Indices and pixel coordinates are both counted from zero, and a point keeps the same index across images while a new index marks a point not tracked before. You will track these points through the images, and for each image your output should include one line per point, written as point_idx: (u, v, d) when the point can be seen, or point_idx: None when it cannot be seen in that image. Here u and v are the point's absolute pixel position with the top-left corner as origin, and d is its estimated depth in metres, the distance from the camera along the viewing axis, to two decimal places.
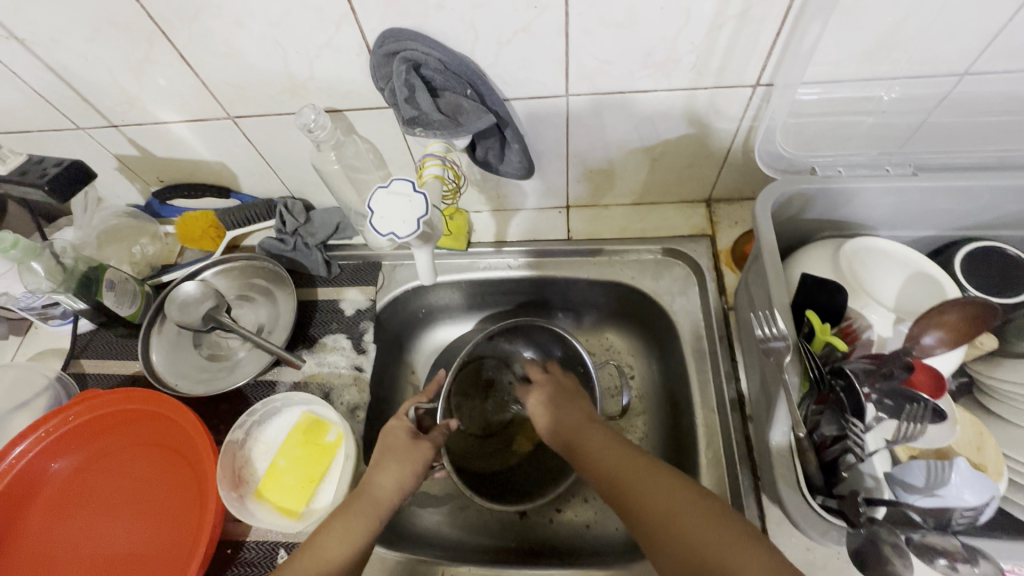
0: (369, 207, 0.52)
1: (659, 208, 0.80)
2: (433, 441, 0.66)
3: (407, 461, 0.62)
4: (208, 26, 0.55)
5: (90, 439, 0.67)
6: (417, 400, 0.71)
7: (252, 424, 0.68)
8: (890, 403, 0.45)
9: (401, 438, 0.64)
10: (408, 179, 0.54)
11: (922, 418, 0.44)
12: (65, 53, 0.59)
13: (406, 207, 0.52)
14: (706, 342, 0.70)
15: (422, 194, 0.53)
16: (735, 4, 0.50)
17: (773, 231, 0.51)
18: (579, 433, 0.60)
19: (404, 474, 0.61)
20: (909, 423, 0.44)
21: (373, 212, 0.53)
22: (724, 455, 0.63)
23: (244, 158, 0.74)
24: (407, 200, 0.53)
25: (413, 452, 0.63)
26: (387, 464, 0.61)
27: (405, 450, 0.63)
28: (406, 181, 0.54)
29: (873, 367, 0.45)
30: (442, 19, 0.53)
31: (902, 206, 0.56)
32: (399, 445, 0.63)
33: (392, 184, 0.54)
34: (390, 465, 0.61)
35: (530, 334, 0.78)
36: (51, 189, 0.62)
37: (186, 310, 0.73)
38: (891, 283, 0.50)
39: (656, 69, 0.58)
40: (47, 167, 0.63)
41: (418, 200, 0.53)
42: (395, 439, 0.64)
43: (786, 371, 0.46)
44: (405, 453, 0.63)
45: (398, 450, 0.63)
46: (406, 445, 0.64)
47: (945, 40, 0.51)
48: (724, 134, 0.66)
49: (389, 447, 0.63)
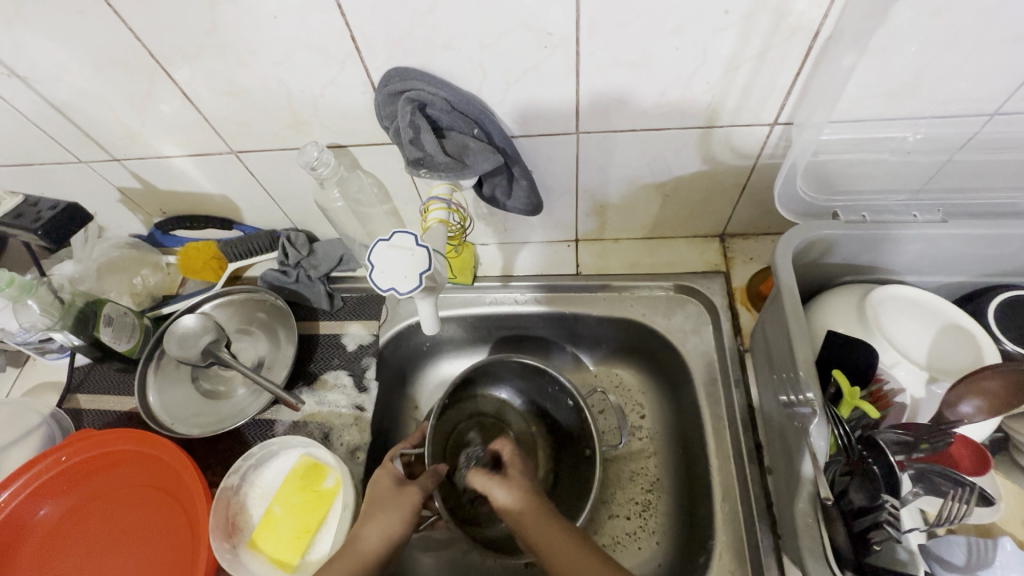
0: (369, 260, 0.51)
1: (670, 243, 0.78)
2: (420, 485, 0.62)
3: (392, 508, 0.59)
4: (211, 65, 0.54)
5: (81, 482, 0.65)
6: (401, 446, 0.68)
7: (248, 469, 0.65)
8: (925, 482, 0.43)
9: (384, 486, 0.61)
10: (410, 232, 0.53)
11: (969, 500, 0.41)
12: (67, 90, 0.58)
13: (408, 262, 0.51)
14: (721, 387, 0.67)
15: (424, 247, 0.52)
16: (753, 45, 0.48)
17: (793, 279, 0.49)
18: (531, 522, 0.56)
19: (387, 524, 0.58)
20: (954, 504, 0.42)
21: (374, 265, 0.51)
22: (741, 510, 0.59)
23: (247, 192, 0.73)
24: (410, 254, 0.51)
25: (398, 501, 0.60)
26: (371, 516, 0.58)
27: (390, 498, 0.60)
28: (409, 234, 0.53)
29: (908, 440, 0.43)
30: (450, 59, 0.52)
31: (929, 252, 0.53)
32: (383, 494, 0.60)
33: (393, 238, 0.53)
34: (376, 517, 0.58)
35: (513, 376, 0.77)
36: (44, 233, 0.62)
37: (185, 344, 0.71)
38: (921, 337, 0.47)
39: (670, 106, 0.55)
40: (43, 208, 0.63)
41: (421, 253, 0.52)
42: (379, 489, 0.61)
43: (813, 435, 0.42)
44: (388, 502, 0.59)
45: (380, 500, 0.60)
46: (390, 491, 0.61)
47: (975, 80, 0.48)
48: (740, 170, 0.64)
49: (376, 496, 0.60)
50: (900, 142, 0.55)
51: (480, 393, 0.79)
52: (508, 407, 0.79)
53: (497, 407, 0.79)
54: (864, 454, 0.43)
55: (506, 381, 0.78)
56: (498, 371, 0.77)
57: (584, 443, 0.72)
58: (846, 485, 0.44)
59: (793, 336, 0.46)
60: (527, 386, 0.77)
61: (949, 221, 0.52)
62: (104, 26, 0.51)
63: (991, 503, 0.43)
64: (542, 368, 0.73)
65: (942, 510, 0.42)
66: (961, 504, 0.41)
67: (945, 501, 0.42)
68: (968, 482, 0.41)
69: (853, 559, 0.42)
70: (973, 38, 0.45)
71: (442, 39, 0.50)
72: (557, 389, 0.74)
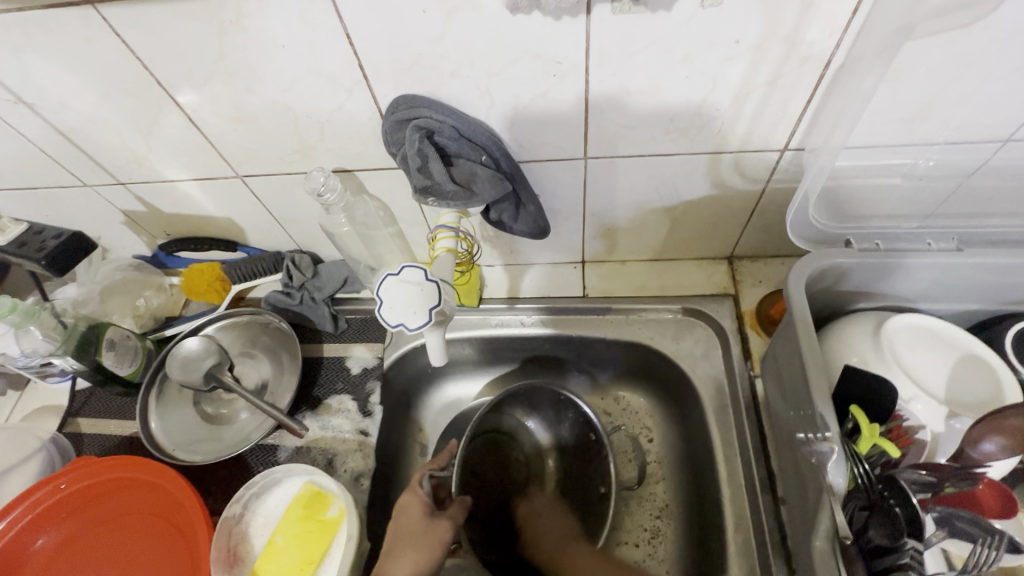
0: (377, 295, 0.51)
1: (678, 265, 0.77)
2: (451, 519, 0.61)
3: (423, 544, 0.58)
4: (219, 92, 0.54)
5: (80, 510, 0.64)
6: (428, 468, 0.65)
7: (250, 497, 0.64)
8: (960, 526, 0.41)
9: (415, 518, 0.59)
10: (418, 266, 0.52)
11: (996, 546, 0.41)
12: (72, 116, 0.58)
13: (416, 294, 0.50)
14: (730, 414, 0.66)
15: (433, 282, 0.51)
16: (764, 74, 0.48)
17: (807, 306, 0.48)
18: (560, 551, 0.64)
19: (418, 561, 0.56)
20: (982, 548, 0.41)
21: (381, 300, 0.51)
22: (754, 540, 0.58)
23: (251, 214, 0.73)
24: (418, 288, 0.51)
25: (431, 534, 0.59)
26: (403, 550, 0.57)
27: (421, 533, 0.58)
28: (417, 268, 0.52)
29: (935, 481, 0.42)
30: (458, 86, 0.51)
31: (942, 280, 0.52)
32: (413, 527, 0.59)
33: (402, 272, 0.52)
34: (405, 552, 0.57)
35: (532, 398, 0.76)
36: (48, 262, 0.62)
37: (188, 368, 0.71)
38: (937, 371, 0.46)
39: (679, 133, 0.55)
40: (47, 239, 0.64)
41: (429, 288, 0.51)
42: (410, 520, 0.59)
43: (830, 474, 0.41)
44: (422, 537, 0.58)
45: (413, 535, 0.58)
46: (422, 526, 0.59)
47: (988, 108, 0.48)
48: (749, 194, 0.63)
49: (406, 531, 0.58)
50: (912, 168, 0.54)
51: (507, 416, 0.76)
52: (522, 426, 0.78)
53: (512, 425, 0.77)
54: (884, 492, 0.41)
55: (534, 409, 0.77)
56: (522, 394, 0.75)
57: (598, 480, 0.71)
58: (865, 521, 0.42)
59: (808, 369, 0.45)
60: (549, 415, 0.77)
61: (963, 249, 0.51)
62: (113, 55, 0.51)
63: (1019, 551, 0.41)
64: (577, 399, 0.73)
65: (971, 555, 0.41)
66: (989, 549, 0.41)
67: (973, 547, 0.41)
68: (999, 530, 0.41)
69: None
70: (988, 65, 0.44)
71: (450, 67, 0.49)
72: (582, 422, 0.74)
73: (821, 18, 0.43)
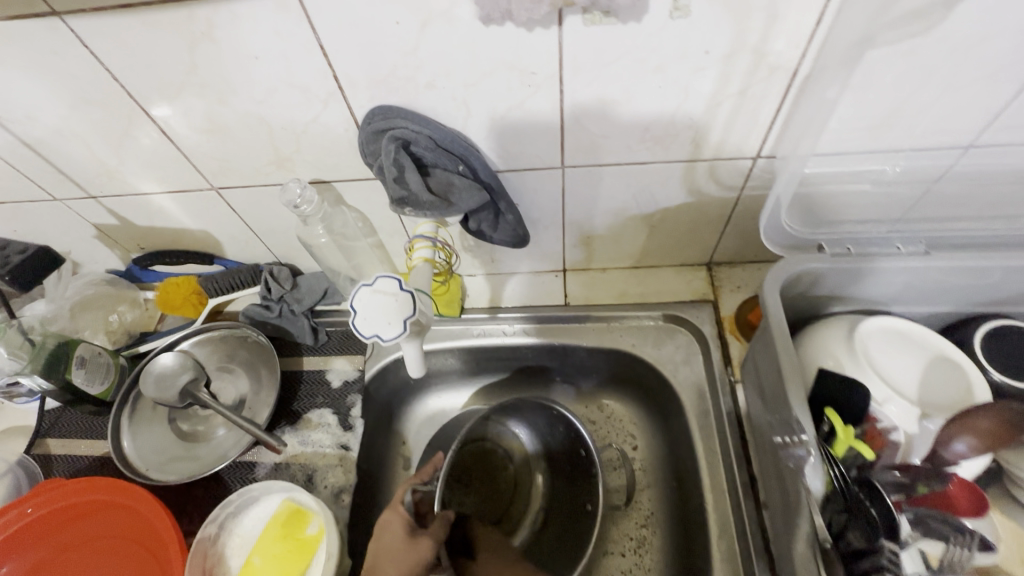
0: (351, 305, 0.50)
1: (658, 272, 0.78)
2: (433, 536, 0.58)
3: (402, 564, 0.55)
4: (191, 104, 0.53)
5: (46, 536, 0.61)
6: (411, 484, 0.63)
7: (227, 517, 0.62)
8: (930, 528, 0.42)
9: (395, 537, 0.57)
10: (393, 276, 0.52)
11: (970, 546, 0.42)
12: (41, 129, 0.57)
13: (391, 306, 0.50)
14: (713, 420, 0.66)
15: (408, 291, 0.51)
16: (734, 83, 0.49)
17: (782, 312, 0.49)
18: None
19: None
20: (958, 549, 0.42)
21: (356, 310, 0.50)
22: (738, 548, 0.58)
23: (228, 226, 0.72)
24: (393, 298, 0.51)
25: (411, 553, 0.56)
26: (380, 571, 0.54)
27: (400, 552, 0.56)
28: (392, 278, 0.52)
29: (907, 481, 0.43)
30: (433, 97, 0.51)
31: (914, 283, 0.54)
32: (392, 547, 0.56)
33: (376, 282, 0.52)
34: (384, 573, 0.54)
35: (524, 411, 0.76)
36: None
37: (163, 386, 0.70)
38: (910, 372, 0.47)
39: (655, 141, 0.56)
40: None
41: (405, 297, 0.51)
42: (390, 541, 0.56)
43: (808, 478, 0.42)
44: (401, 557, 0.55)
45: (393, 553, 0.55)
46: (401, 545, 0.56)
47: (951, 115, 0.49)
48: (725, 201, 0.64)
49: (386, 550, 0.56)
50: (881, 174, 0.55)
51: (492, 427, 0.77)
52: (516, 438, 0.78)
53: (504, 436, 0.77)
54: (861, 496, 0.42)
55: (524, 418, 0.76)
56: (511, 407, 0.75)
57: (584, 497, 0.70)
58: (844, 525, 0.41)
59: (785, 374, 0.46)
60: (534, 424, 0.76)
61: (932, 253, 0.52)
62: (81, 67, 0.50)
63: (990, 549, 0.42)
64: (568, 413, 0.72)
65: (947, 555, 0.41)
66: (964, 550, 0.42)
67: (947, 546, 0.41)
68: (968, 530, 0.42)
69: None
70: (949, 74, 0.46)
71: (425, 78, 0.50)
72: (571, 435, 0.73)
73: (787, 29, 0.44)
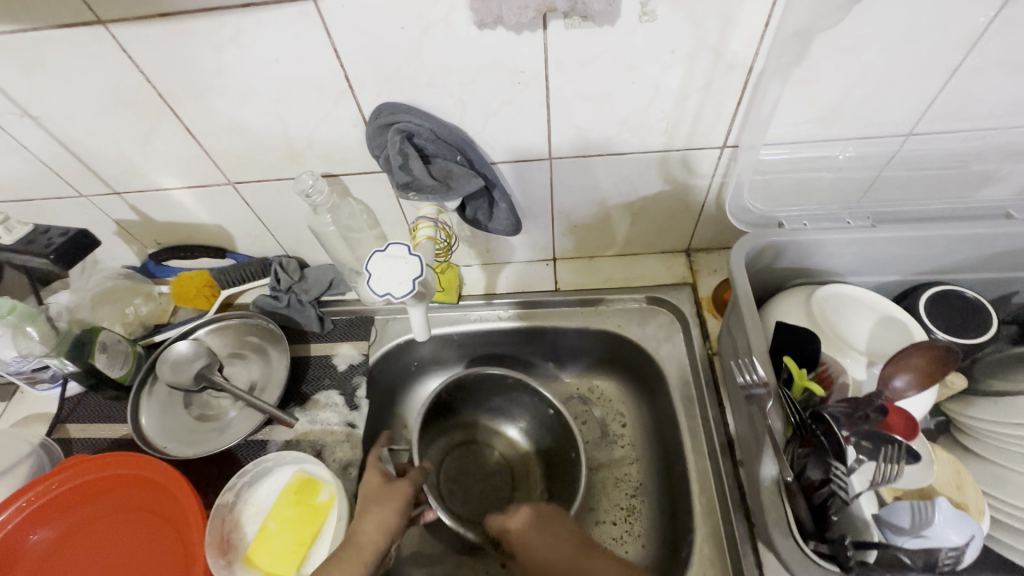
0: (366, 268, 0.56)
1: (641, 258, 0.84)
2: (409, 479, 0.65)
3: (386, 501, 0.61)
4: (214, 103, 0.59)
5: (72, 508, 0.65)
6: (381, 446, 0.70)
7: (243, 486, 0.66)
8: (868, 446, 0.45)
9: (377, 483, 0.63)
10: (403, 243, 0.58)
11: (899, 459, 0.44)
12: (74, 129, 0.62)
13: (402, 268, 0.55)
14: (693, 390, 0.71)
15: (417, 256, 0.57)
16: (699, 79, 0.56)
17: (747, 281, 0.55)
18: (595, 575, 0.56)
19: (385, 515, 0.59)
20: (887, 465, 0.45)
21: (370, 273, 0.56)
22: (717, 502, 0.63)
23: (241, 220, 0.77)
24: (403, 262, 0.56)
25: (393, 492, 0.62)
26: (368, 510, 0.60)
27: (382, 491, 0.62)
28: (402, 245, 0.57)
29: (850, 410, 0.47)
30: (434, 95, 0.58)
31: (864, 255, 0.60)
32: (376, 490, 0.62)
33: (388, 249, 0.57)
34: (372, 510, 0.60)
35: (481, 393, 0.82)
36: (55, 258, 0.62)
37: (178, 369, 0.74)
38: (862, 327, 0.53)
39: (632, 133, 0.62)
40: (52, 236, 0.64)
41: (414, 261, 0.56)
42: (372, 486, 0.63)
43: (769, 416, 0.47)
44: (385, 496, 0.61)
45: (377, 495, 0.61)
46: (383, 487, 0.63)
47: (889, 106, 0.56)
48: (698, 189, 0.71)
49: (370, 495, 0.62)
50: (833, 160, 0.62)
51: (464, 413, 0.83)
52: (494, 431, 0.83)
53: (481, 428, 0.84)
54: (814, 428, 0.47)
55: (486, 403, 0.83)
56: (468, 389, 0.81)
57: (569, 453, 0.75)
58: (805, 463, 0.47)
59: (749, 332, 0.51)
60: (504, 401, 0.82)
61: (878, 227, 0.59)
62: (118, 69, 0.55)
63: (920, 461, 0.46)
64: (524, 380, 0.78)
65: (878, 471, 0.45)
66: (893, 464, 0.45)
67: (880, 462, 0.45)
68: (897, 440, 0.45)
69: (813, 529, 0.46)
70: (883, 68, 0.53)
71: (427, 78, 0.56)
72: (538, 401, 0.79)
73: (740, 30, 0.51)
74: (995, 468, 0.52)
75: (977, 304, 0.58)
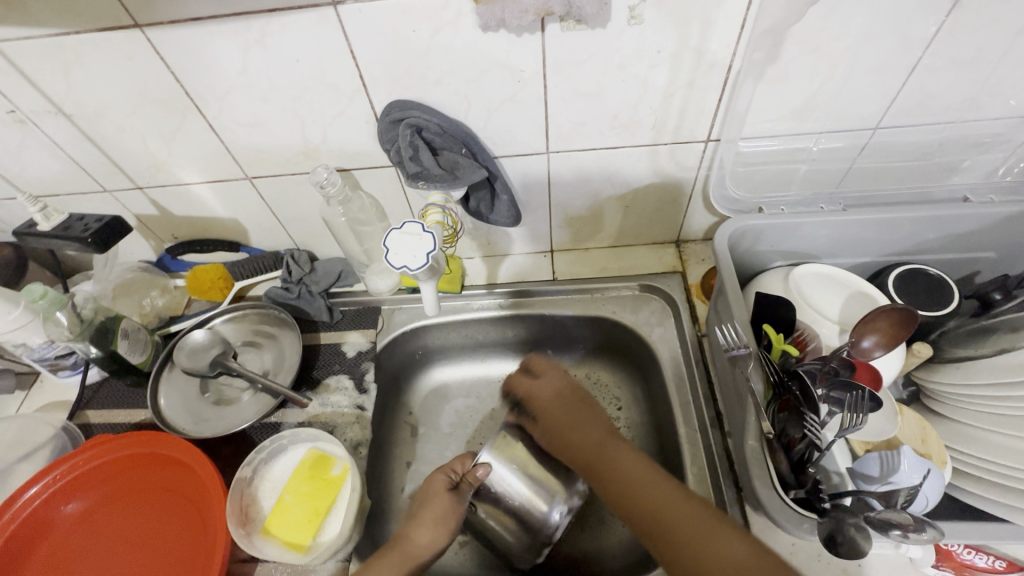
0: (385, 244, 0.61)
1: (634, 250, 0.89)
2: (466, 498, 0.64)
3: (440, 516, 0.62)
4: (238, 101, 0.64)
5: (97, 485, 0.68)
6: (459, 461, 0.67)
7: (260, 462, 0.70)
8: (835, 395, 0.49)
9: (439, 491, 0.64)
10: (418, 221, 0.63)
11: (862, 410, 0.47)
12: (105, 126, 0.67)
13: (416, 243, 0.61)
14: (684, 369, 0.76)
15: (430, 233, 0.62)
16: (683, 77, 0.61)
17: (730, 260, 0.60)
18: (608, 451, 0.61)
19: (436, 530, 0.62)
20: (853, 414, 0.47)
21: (388, 248, 0.62)
22: (707, 470, 0.67)
23: (256, 214, 0.81)
24: (418, 238, 0.62)
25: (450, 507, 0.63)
26: (424, 517, 0.62)
27: (440, 502, 0.63)
28: (416, 223, 0.63)
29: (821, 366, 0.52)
30: (441, 93, 0.63)
31: (837, 237, 0.66)
32: (435, 499, 0.64)
33: (405, 227, 0.63)
34: (424, 519, 0.62)
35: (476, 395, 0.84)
36: (93, 241, 0.66)
37: (195, 356, 0.78)
38: (833, 301, 0.59)
39: (622, 129, 0.68)
40: (89, 222, 0.68)
41: (427, 237, 0.62)
42: (434, 493, 0.64)
43: (751, 377, 0.53)
44: (438, 508, 0.63)
45: (437, 507, 0.63)
46: (441, 497, 0.64)
47: (855, 102, 0.62)
48: (685, 182, 0.76)
49: (426, 499, 0.64)
50: (807, 152, 0.68)
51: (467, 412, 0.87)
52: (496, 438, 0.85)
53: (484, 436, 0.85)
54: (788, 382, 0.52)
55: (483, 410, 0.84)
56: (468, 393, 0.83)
57: None
58: (785, 422, 0.51)
59: (732, 303, 0.57)
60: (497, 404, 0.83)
61: (848, 211, 0.64)
62: (150, 68, 0.60)
63: (879, 402, 0.47)
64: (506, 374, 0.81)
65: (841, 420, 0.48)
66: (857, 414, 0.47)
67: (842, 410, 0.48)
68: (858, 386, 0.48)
69: (794, 482, 0.51)
70: (849, 66, 0.58)
71: (434, 77, 0.61)
72: None
73: (719, 31, 0.56)
74: (958, 426, 0.57)
75: (940, 280, 0.64)
